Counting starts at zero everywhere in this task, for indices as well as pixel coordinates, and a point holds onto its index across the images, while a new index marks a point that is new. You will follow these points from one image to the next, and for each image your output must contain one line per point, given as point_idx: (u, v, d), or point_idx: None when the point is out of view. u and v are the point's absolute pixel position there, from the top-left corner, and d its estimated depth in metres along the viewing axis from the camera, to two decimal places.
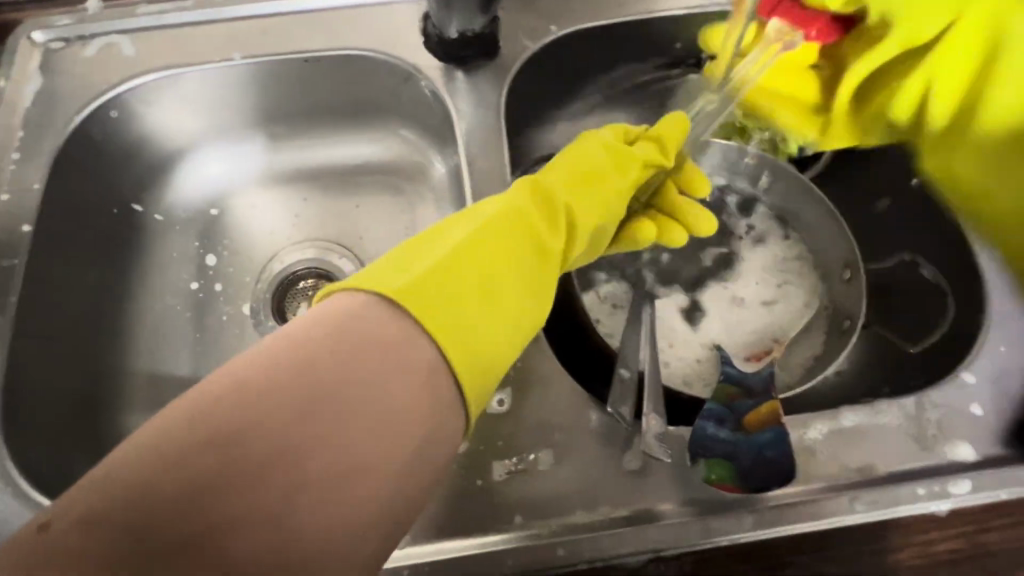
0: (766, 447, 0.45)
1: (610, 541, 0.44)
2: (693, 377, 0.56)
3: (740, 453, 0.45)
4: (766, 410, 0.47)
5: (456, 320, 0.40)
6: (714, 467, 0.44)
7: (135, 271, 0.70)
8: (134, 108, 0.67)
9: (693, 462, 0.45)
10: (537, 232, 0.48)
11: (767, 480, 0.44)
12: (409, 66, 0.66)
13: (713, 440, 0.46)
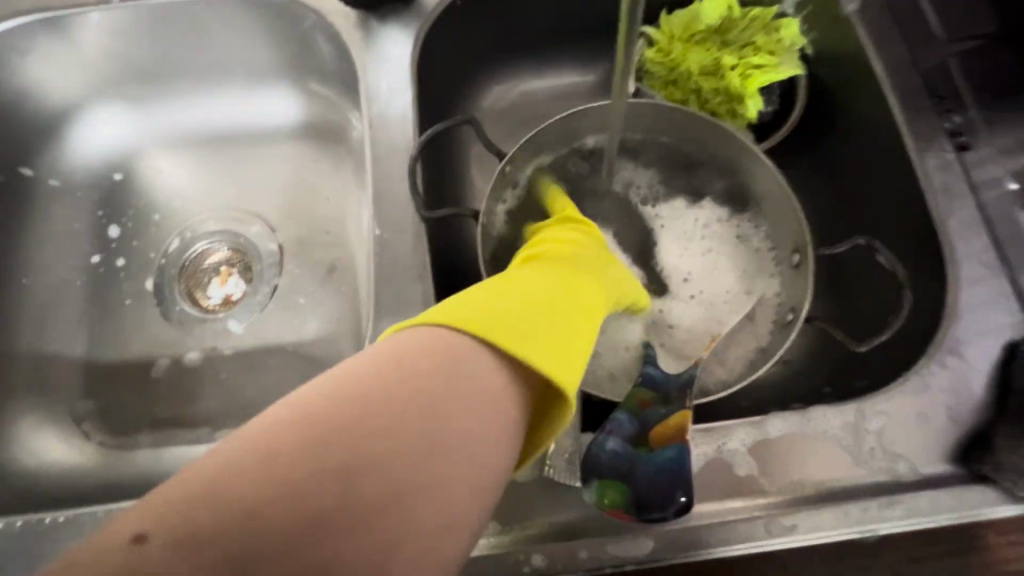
0: (670, 467, 0.38)
1: (487, 564, 0.38)
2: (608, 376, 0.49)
3: (637, 473, 0.38)
4: (676, 420, 0.40)
5: (532, 352, 0.34)
6: (607, 489, 0.38)
7: (24, 244, 0.64)
8: (7, 61, 0.59)
9: (584, 484, 0.39)
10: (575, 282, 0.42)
11: (666, 508, 0.37)
12: (312, 13, 0.58)
13: (608, 457, 0.39)
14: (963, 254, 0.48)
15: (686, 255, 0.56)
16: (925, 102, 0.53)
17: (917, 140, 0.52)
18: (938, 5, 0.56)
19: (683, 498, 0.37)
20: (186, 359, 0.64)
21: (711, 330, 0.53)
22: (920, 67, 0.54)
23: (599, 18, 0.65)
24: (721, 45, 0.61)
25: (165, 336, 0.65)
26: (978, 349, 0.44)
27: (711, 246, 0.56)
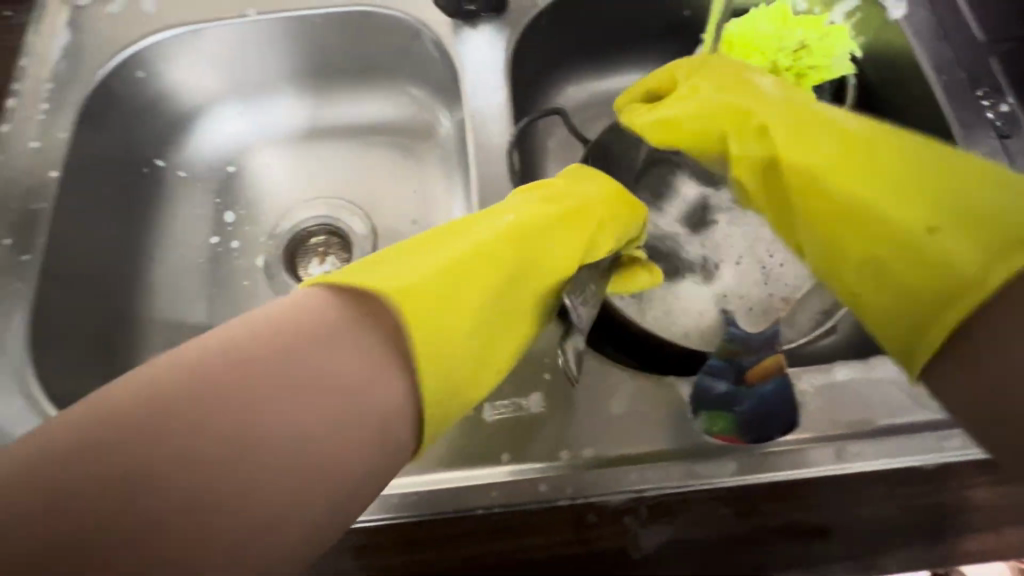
0: (772, 398, 0.45)
1: (591, 479, 0.45)
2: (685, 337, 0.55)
3: (740, 406, 0.45)
4: (771, 360, 0.46)
5: (433, 334, 0.37)
6: (715, 420, 0.45)
7: (156, 224, 0.72)
8: (157, 67, 0.69)
9: (693, 416, 0.46)
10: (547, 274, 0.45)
11: (769, 431, 0.44)
12: (419, 24, 0.67)
13: (712, 393, 0.46)
14: None
15: (740, 236, 0.62)
16: (969, 96, 0.59)
17: (964, 128, 0.58)
18: (975, 12, 0.63)
19: (790, 421, 0.45)
20: None
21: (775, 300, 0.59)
22: (964, 65, 0.60)
23: (661, 32, 0.73)
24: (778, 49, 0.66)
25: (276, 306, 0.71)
26: None
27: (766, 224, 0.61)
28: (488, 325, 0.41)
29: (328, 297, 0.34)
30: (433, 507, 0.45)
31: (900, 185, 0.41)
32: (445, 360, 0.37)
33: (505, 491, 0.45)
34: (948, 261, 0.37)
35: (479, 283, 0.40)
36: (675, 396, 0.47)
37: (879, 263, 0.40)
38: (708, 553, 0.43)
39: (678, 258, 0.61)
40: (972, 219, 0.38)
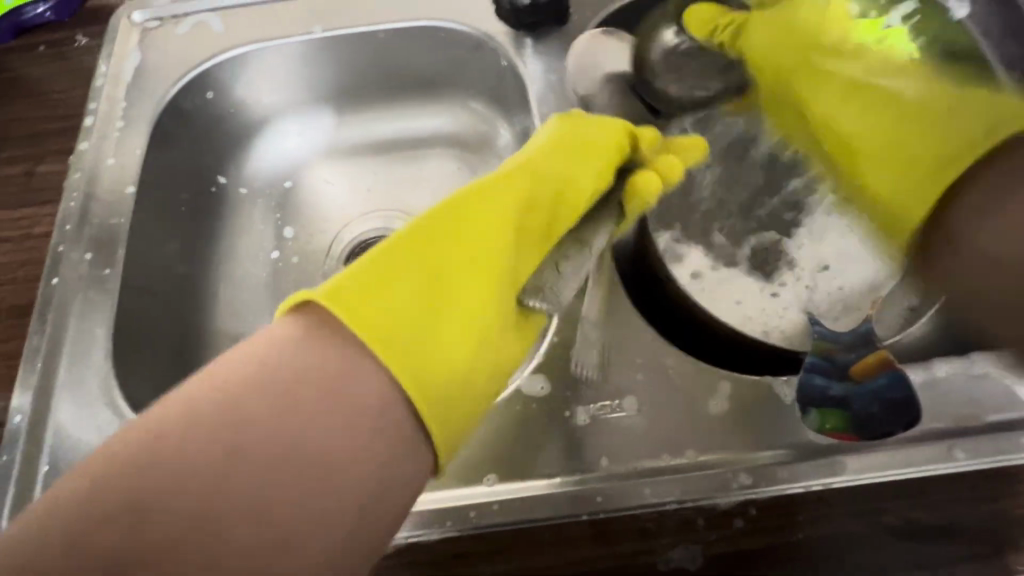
0: (882, 392, 0.45)
1: (696, 482, 0.44)
2: (771, 335, 0.54)
3: (855, 404, 0.44)
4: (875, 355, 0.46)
5: (420, 342, 0.36)
6: (827, 417, 0.45)
7: (219, 239, 0.72)
8: (221, 84, 0.70)
9: (804, 414, 0.45)
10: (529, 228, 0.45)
11: (884, 427, 0.44)
12: (480, 37, 0.68)
13: (819, 391, 0.46)
14: None
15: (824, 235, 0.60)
16: None
17: None
18: None
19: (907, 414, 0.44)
20: None
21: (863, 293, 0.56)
22: None
23: None
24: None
25: None
26: None
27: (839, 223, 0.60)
28: (497, 313, 0.40)
29: (331, 318, 0.35)
30: (536, 514, 0.44)
31: (881, 136, 0.50)
32: (448, 373, 0.37)
33: (608, 497, 0.44)
34: (930, 138, 0.47)
35: (444, 273, 0.40)
36: (776, 394, 0.46)
37: (907, 159, 0.48)
38: (825, 556, 0.42)
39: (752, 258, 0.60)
40: (944, 144, 0.45)
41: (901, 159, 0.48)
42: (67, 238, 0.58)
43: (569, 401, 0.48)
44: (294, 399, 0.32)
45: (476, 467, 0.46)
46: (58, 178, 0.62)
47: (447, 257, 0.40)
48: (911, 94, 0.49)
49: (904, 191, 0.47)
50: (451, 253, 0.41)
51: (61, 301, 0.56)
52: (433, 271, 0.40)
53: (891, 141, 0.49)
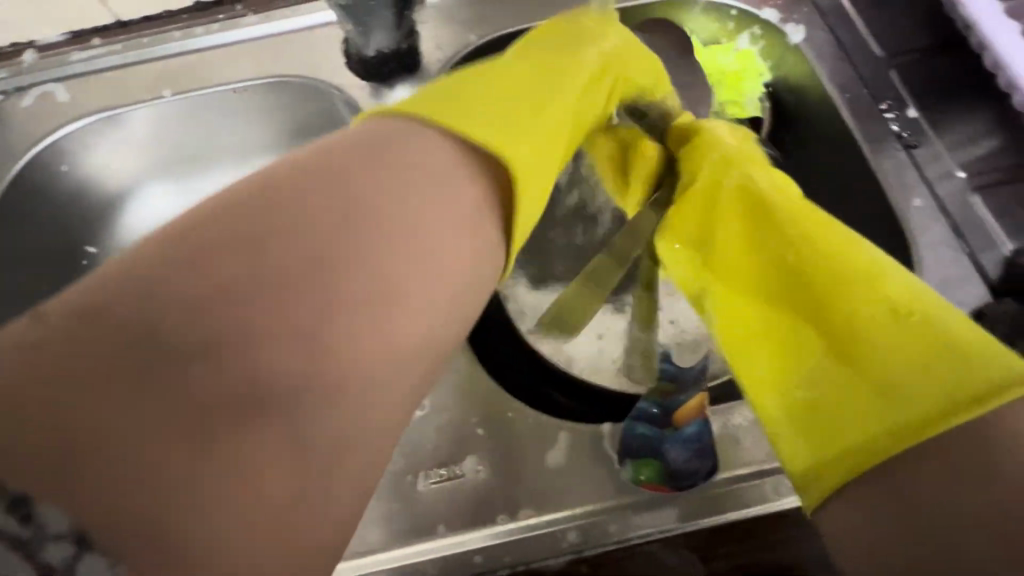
0: (693, 442, 0.44)
1: (531, 542, 0.43)
2: (625, 377, 0.54)
3: (667, 450, 0.43)
4: (695, 403, 0.45)
5: (495, 138, 0.43)
6: (642, 468, 0.44)
7: None
8: (73, 155, 0.68)
9: (621, 463, 0.45)
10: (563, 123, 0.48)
11: (693, 476, 0.44)
12: (334, 90, 0.67)
13: (637, 439, 0.44)
14: (925, 239, 0.55)
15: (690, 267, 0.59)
16: (875, 112, 0.61)
17: (872, 143, 0.59)
18: (873, 29, 0.65)
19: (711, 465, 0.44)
20: None
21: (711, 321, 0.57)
22: (867, 82, 0.62)
23: None
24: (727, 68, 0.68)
25: None
26: None
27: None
28: (536, 150, 0.44)
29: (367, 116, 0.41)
30: None
31: (807, 352, 0.42)
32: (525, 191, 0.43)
33: (443, 565, 0.43)
34: (894, 410, 0.37)
35: (493, 103, 0.45)
36: (611, 442, 0.46)
37: (837, 436, 0.38)
38: None
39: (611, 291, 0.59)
40: (906, 363, 0.38)
41: (854, 386, 0.39)
42: None
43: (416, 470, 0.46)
44: (243, 251, 0.33)
45: None
46: None
47: (504, 109, 0.45)
48: (900, 288, 0.41)
49: (855, 414, 0.38)
50: (498, 106, 0.45)
51: None
52: (500, 119, 0.44)
53: (800, 360, 0.42)
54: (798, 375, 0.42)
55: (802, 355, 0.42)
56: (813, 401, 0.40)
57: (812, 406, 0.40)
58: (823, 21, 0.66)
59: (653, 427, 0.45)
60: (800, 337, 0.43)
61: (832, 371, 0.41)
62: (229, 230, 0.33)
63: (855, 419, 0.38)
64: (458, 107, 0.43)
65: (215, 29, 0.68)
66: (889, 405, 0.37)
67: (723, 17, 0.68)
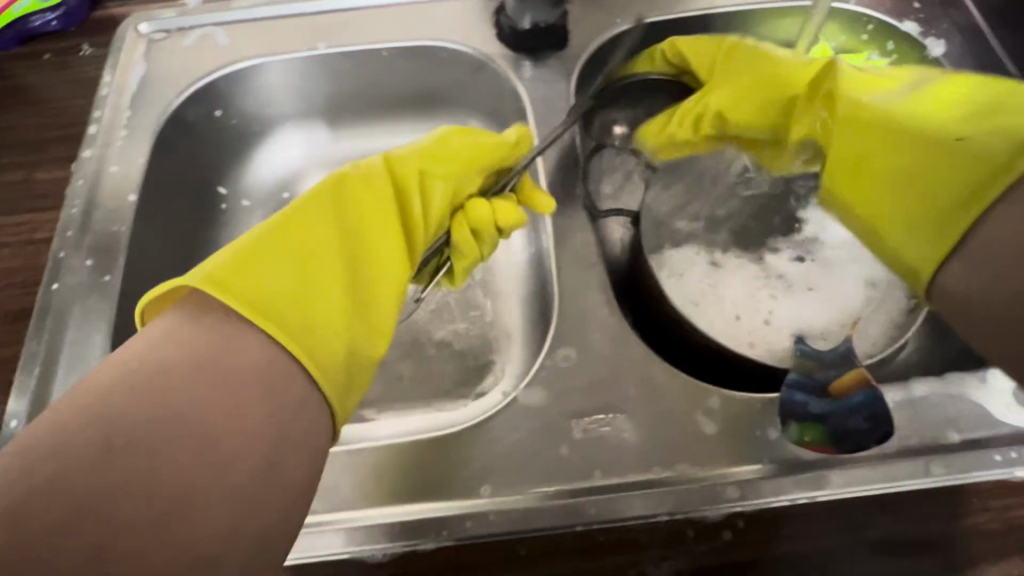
0: (860, 411, 0.47)
1: (688, 494, 0.45)
2: (755, 346, 0.56)
3: (831, 420, 0.46)
4: (853, 375, 0.48)
5: (286, 304, 0.43)
6: (806, 430, 0.46)
7: (216, 246, 0.72)
8: (222, 96, 0.71)
9: (781, 427, 0.47)
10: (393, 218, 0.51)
11: (861, 441, 0.46)
12: (481, 58, 0.70)
13: (799, 407, 0.47)
14: None
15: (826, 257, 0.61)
16: None
17: None
18: (1008, 49, 0.67)
19: (883, 427, 0.46)
20: None
21: (844, 307, 0.58)
22: None
23: None
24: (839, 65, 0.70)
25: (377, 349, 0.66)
26: None
27: (825, 232, 0.62)
28: (334, 330, 0.44)
29: (203, 298, 0.40)
30: (530, 522, 0.45)
31: (922, 168, 0.47)
32: (315, 335, 0.43)
33: (602, 506, 0.45)
34: (987, 149, 0.44)
35: (308, 254, 0.46)
36: (765, 411, 0.48)
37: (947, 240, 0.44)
38: (807, 566, 0.43)
39: (742, 263, 0.61)
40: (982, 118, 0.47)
41: (961, 144, 0.46)
42: (68, 243, 0.59)
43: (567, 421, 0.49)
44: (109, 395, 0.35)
45: (472, 477, 0.47)
46: (59, 184, 0.63)
47: (303, 260, 0.45)
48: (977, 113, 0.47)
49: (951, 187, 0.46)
50: (306, 251, 0.46)
51: (58, 308, 0.56)
52: (288, 263, 0.45)
53: (899, 171, 0.48)
54: (926, 151, 0.47)
55: (906, 186, 0.48)
56: (933, 197, 0.46)
57: (921, 184, 0.47)
58: (960, 37, 0.68)
59: (811, 395, 0.47)
60: (879, 149, 0.50)
61: (929, 168, 0.47)
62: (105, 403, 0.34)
63: (981, 119, 0.46)
64: (287, 266, 0.44)
65: None
66: (1002, 133, 0.44)
67: (857, 27, 0.70)
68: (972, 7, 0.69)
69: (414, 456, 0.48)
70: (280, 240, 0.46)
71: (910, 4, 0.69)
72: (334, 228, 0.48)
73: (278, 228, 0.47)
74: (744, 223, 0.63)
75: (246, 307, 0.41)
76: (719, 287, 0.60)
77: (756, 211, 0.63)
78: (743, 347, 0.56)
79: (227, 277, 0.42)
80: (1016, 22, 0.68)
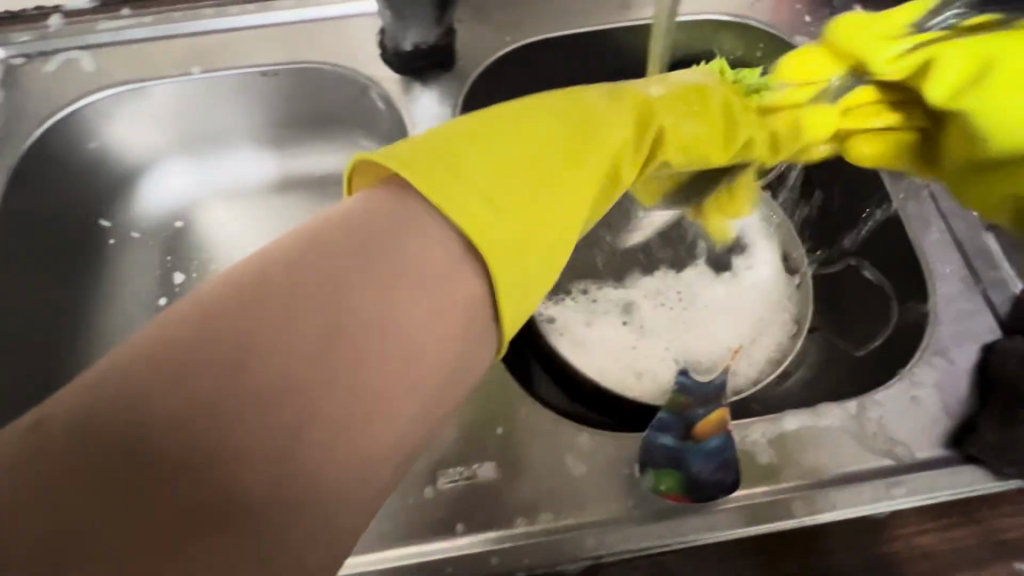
0: (715, 458, 0.44)
1: (549, 546, 0.44)
2: (643, 378, 0.54)
3: (686, 467, 0.44)
4: (716, 418, 0.45)
5: (504, 206, 0.34)
6: (663, 477, 0.45)
7: (93, 284, 0.68)
8: (90, 124, 0.66)
9: (642, 472, 0.46)
10: (605, 164, 0.39)
11: (712, 490, 0.44)
12: (366, 80, 0.67)
13: (660, 450, 0.45)
14: (944, 271, 0.55)
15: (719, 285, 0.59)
16: None
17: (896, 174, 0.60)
18: None
19: (731, 480, 0.45)
20: None
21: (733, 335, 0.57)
22: None
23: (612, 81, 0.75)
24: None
25: None
26: (958, 352, 0.52)
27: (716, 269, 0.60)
28: (551, 259, 0.35)
29: (388, 191, 0.32)
30: None
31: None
32: (535, 250, 0.34)
33: (462, 563, 0.44)
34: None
35: (504, 171, 0.36)
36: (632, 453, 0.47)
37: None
38: None
39: (637, 289, 0.59)
40: None
41: None
42: None
43: (433, 470, 0.47)
44: (161, 382, 0.25)
45: None
46: None
47: (516, 172, 0.36)
48: None
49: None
50: (523, 166, 0.36)
51: None
52: (525, 180, 0.36)
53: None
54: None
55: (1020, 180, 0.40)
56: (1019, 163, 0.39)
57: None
58: None
59: (674, 438, 0.45)
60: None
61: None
62: (128, 380, 0.25)
63: None
64: (495, 170, 0.35)
65: (250, 9, 0.68)
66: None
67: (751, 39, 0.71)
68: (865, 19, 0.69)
69: None
70: (458, 138, 0.36)
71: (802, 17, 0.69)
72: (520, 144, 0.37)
73: (479, 133, 0.37)
74: (629, 256, 0.61)
75: (464, 220, 0.32)
76: (612, 316, 0.58)
77: (642, 246, 0.61)
78: (630, 382, 0.54)
79: (418, 163, 0.34)
80: None
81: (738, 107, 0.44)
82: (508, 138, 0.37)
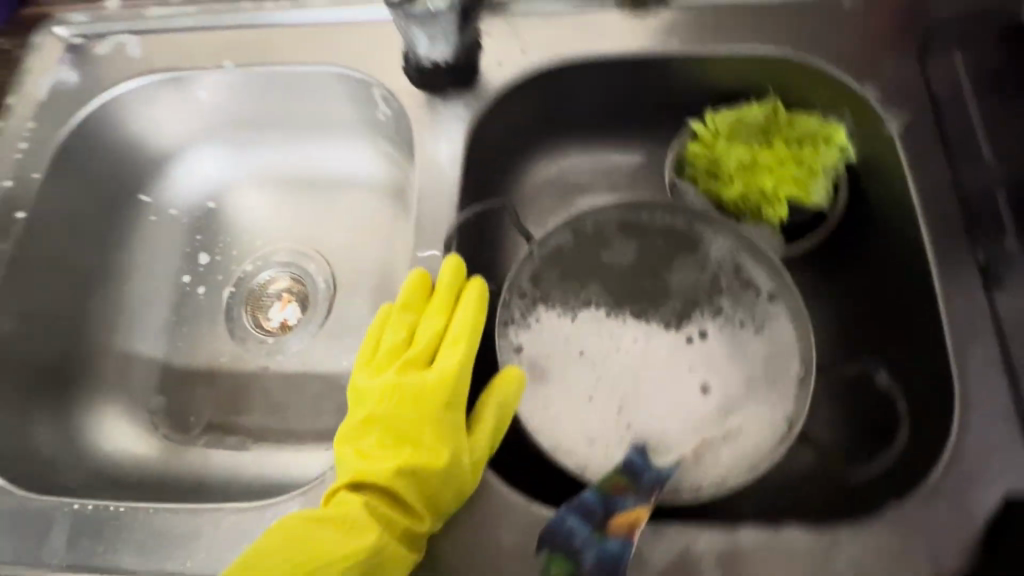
0: (609, 559, 0.43)
1: None
2: (594, 446, 0.51)
3: (582, 557, 0.43)
4: (635, 515, 0.44)
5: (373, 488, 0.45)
6: (555, 561, 0.43)
7: (125, 258, 0.73)
8: (131, 107, 0.70)
9: (538, 548, 0.44)
10: (425, 417, 0.44)
11: None
12: (386, 90, 0.65)
13: (565, 531, 0.44)
14: (979, 397, 0.47)
15: (705, 361, 0.55)
16: (966, 233, 0.53)
17: (948, 268, 0.51)
18: (989, 131, 0.57)
19: None
20: (253, 371, 0.72)
21: (719, 412, 0.52)
22: (964, 195, 0.54)
23: (651, 111, 0.70)
24: (786, 125, 0.64)
25: (263, 366, 0.72)
26: (972, 497, 0.44)
27: (730, 330, 0.56)
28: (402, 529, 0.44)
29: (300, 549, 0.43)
30: None
31: None
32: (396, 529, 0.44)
33: None
34: None
35: (385, 453, 0.44)
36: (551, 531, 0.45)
37: None
38: None
39: (597, 329, 0.57)
40: None
41: None
42: None
43: None
44: None
45: None
46: None
47: (373, 453, 0.44)
48: None
49: None
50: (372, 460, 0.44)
51: None
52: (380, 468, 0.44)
53: None
54: None
55: None
56: None
57: None
58: (930, 110, 0.58)
59: (586, 524, 0.44)
60: None
61: None
62: None
63: None
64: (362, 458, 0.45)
65: (285, 6, 0.68)
66: None
67: (813, 82, 0.62)
68: (955, 75, 0.59)
69: (208, 524, 0.48)
70: (360, 434, 0.46)
71: (877, 65, 0.60)
72: (391, 423, 0.45)
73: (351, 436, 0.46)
74: (644, 284, 0.58)
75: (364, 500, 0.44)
76: (570, 358, 0.55)
77: (661, 286, 0.58)
78: (580, 447, 0.51)
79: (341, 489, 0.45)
80: (1007, 98, 0.57)
81: (464, 345, 0.47)
82: (377, 425, 0.45)
